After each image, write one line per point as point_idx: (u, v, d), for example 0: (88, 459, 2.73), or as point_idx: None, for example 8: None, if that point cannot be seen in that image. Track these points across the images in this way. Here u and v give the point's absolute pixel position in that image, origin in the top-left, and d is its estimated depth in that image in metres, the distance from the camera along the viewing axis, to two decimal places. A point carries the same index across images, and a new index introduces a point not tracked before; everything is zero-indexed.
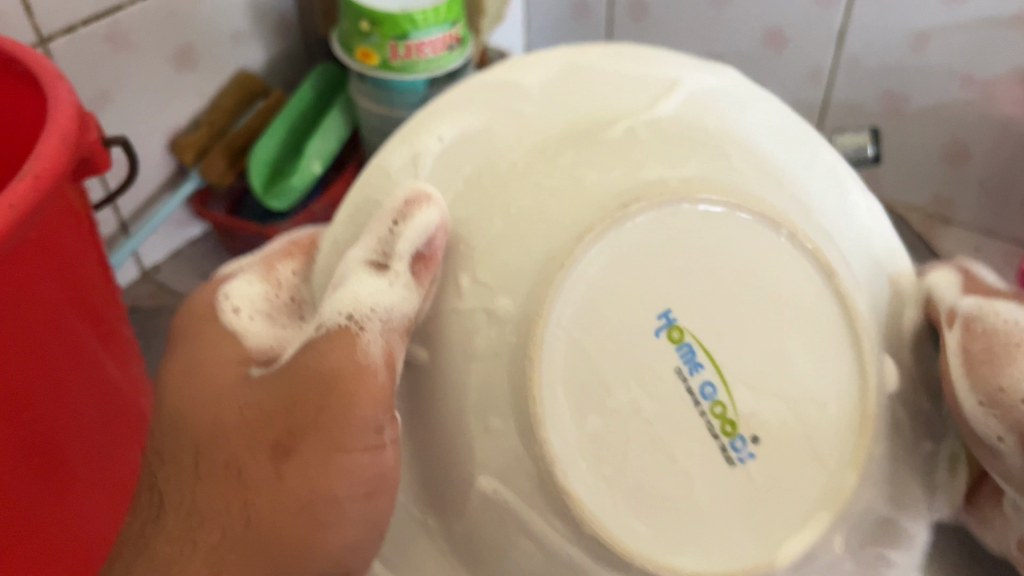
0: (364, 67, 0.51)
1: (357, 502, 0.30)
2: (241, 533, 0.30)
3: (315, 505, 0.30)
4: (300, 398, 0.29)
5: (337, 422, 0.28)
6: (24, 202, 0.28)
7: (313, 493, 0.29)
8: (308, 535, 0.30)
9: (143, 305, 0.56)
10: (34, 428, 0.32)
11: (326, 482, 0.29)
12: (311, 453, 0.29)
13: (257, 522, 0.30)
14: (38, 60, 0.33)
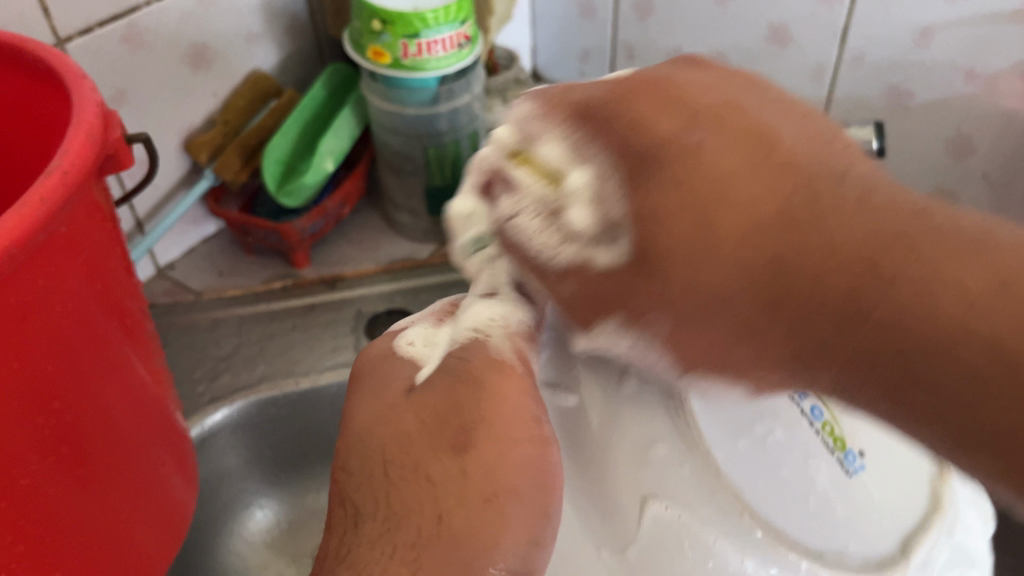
0: (376, 65, 0.52)
1: (530, 503, 0.24)
2: (432, 534, 0.24)
3: (474, 488, 0.24)
4: (465, 402, 0.26)
5: (501, 409, 0.25)
6: (53, 198, 0.29)
7: (480, 476, 0.24)
8: (489, 545, 0.23)
9: (159, 302, 0.57)
10: (62, 417, 0.33)
11: (497, 457, 0.24)
12: (488, 415, 0.25)
13: (441, 503, 0.24)
14: (64, 61, 0.34)
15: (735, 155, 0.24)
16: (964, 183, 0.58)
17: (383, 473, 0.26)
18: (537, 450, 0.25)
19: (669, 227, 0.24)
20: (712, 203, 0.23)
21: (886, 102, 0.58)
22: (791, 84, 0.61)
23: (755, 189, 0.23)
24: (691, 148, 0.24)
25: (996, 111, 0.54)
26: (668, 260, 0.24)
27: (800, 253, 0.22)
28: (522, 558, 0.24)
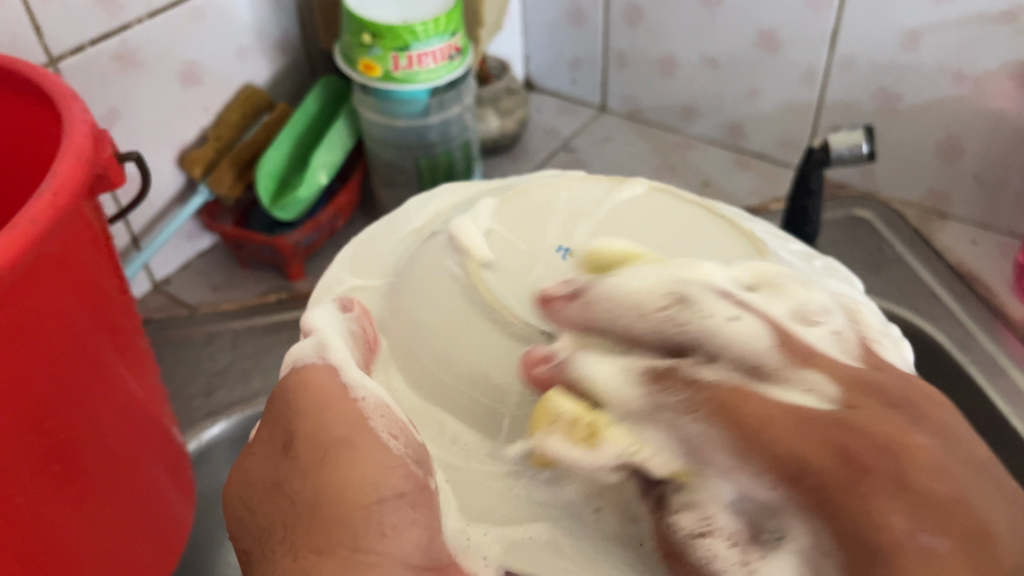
0: (367, 78, 0.52)
1: (396, 507, 0.27)
2: (306, 519, 0.27)
3: (347, 499, 0.27)
4: (296, 401, 0.30)
5: (329, 411, 0.29)
6: (43, 219, 0.30)
7: (331, 489, 0.27)
8: (354, 540, 0.26)
9: (155, 317, 0.57)
10: (56, 437, 0.33)
11: (355, 473, 0.28)
12: (336, 438, 0.29)
13: (303, 522, 0.27)
14: (54, 82, 0.34)
15: (952, 479, 0.24)
16: (956, 184, 0.58)
17: (247, 508, 0.29)
18: (389, 454, 0.28)
19: (915, 469, 0.23)
20: (893, 447, 0.24)
21: (876, 106, 0.58)
22: (782, 88, 0.61)
23: (955, 486, 0.23)
24: (929, 551, 0.22)
25: (986, 113, 0.54)
26: (926, 509, 0.23)
27: (927, 509, 0.23)
28: (397, 559, 0.26)
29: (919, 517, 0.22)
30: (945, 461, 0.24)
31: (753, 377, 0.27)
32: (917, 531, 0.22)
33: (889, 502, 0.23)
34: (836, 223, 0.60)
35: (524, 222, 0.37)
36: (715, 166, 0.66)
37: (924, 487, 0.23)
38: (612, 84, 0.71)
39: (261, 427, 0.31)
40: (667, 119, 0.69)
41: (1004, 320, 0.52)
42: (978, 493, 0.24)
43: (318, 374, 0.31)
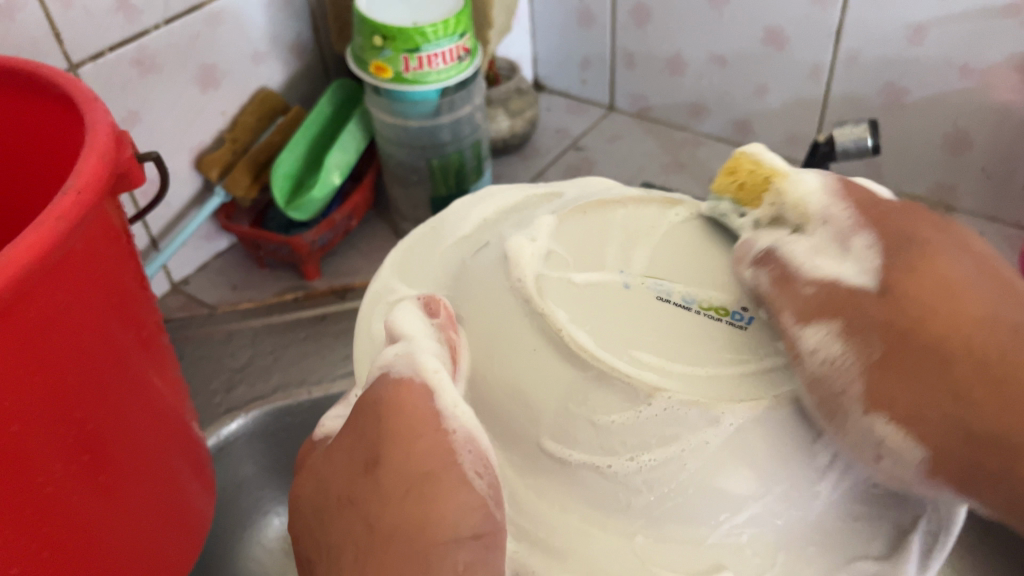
0: (379, 80, 0.53)
1: (471, 549, 0.25)
2: (367, 545, 0.26)
3: (425, 535, 0.25)
4: (368, 420, 0.28)
5: (406, 410, 0.28)
6: (69, 215, 0.31)
7: (408, 525, 0.25)
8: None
9: (175, 317, 0.58)
10: (84, 428, 0.34)
11: (436, 511, 0.25)
12: (419, 470, 0.26)
13: (369, 550, 0.25)
14: (76, 85, 0.35)
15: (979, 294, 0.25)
16: (963, 177, 0.58)
17: (320, 513, 0.28)
18: (472, 493, 0.26)
19: (916, 297, 0.25)
20: (947, 344, 0.24)
21: (882, 100, 0.58)
22: (788, 84, 0.62)
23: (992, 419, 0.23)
24: (935, 311, 0.25)
25: (991, 105, 0.54)
26: (933, 337, 0.24)
27: (991, 374, 0.23)
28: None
29: (953, 390, 0.24)
30: (959, 279, 0.25)
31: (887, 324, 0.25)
32: (873, 359, 0.25)
33: (912, 249, 0.26)
34: None
35: (585, 242, 0.33)
36: (724, 163, 0.66)
37: (967, 331, 0.24)
38: (620, 83, 0.72)
39: (343, 432, 0.29)
40: (676, 117, 0.70)
41: None
42: (995, 328, 0.24)
43: (413, 397, 0.28)
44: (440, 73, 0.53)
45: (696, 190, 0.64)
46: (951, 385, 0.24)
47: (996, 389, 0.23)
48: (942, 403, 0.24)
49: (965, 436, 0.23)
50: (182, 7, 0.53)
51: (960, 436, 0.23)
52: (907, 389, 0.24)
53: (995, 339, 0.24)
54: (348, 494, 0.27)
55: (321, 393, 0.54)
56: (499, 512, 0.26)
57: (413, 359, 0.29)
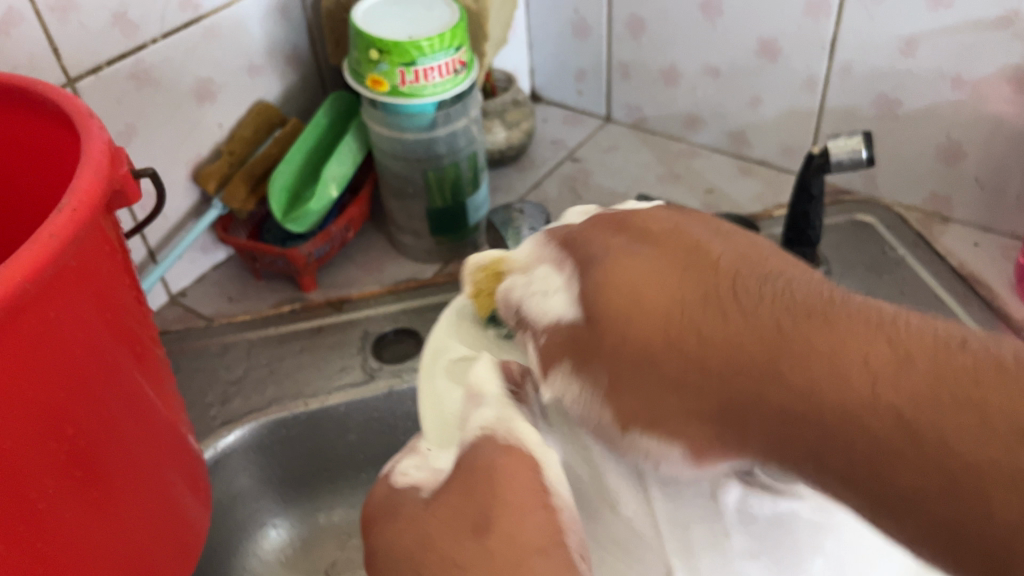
0: (375, 93, 0.53)
1: None
2: None
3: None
4: (474, 481, 0.25)
5: (508, 478, 0.25)
6: (63, 234, 0.31)
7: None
8: None
9: (172, 329, 0.58)
10: (76, 444, 0.34)
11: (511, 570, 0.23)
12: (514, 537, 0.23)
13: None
14: (72, 102, 0.36)
15: (660, 276, 0.25)
16: (957, 189, 0.58)
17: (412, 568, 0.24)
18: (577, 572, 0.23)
19: (608, 308, 0.25)
20: (632, 296, 0.25)
21: (876, 112, 0.59)
22: (783, 96, 0.62)
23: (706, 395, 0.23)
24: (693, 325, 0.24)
25: (984, 117, 0.54)
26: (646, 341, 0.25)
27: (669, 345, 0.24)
28: None
29: (672, 384, 0.24)
30: (642, 268, 0.26)
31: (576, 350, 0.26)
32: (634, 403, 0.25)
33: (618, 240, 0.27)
34: (838, 228, 0.61)
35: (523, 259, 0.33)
36: (720, 174, 0.67)
37: (646, 301, 0.25)
38: (616, 95, 0.72)
39: (455, 484, 0.26)
40: (671, 128, 0.70)
41: (1007, 321, 0.53)
42: (665, 287, 0.25)
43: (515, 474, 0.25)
44: (437, 87, 0.53)
45: (692, 201, 0.64)
46: (664, 379, 0.24)
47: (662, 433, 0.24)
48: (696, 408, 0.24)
49: (708, 413, 0.23)
50: (179, 20, 0.53)
51: (667, 307, 0.24)
52: (642, 389, 0.24)
53: (676, 300, 0.24)
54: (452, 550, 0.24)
55: (316, 405, 0.54)
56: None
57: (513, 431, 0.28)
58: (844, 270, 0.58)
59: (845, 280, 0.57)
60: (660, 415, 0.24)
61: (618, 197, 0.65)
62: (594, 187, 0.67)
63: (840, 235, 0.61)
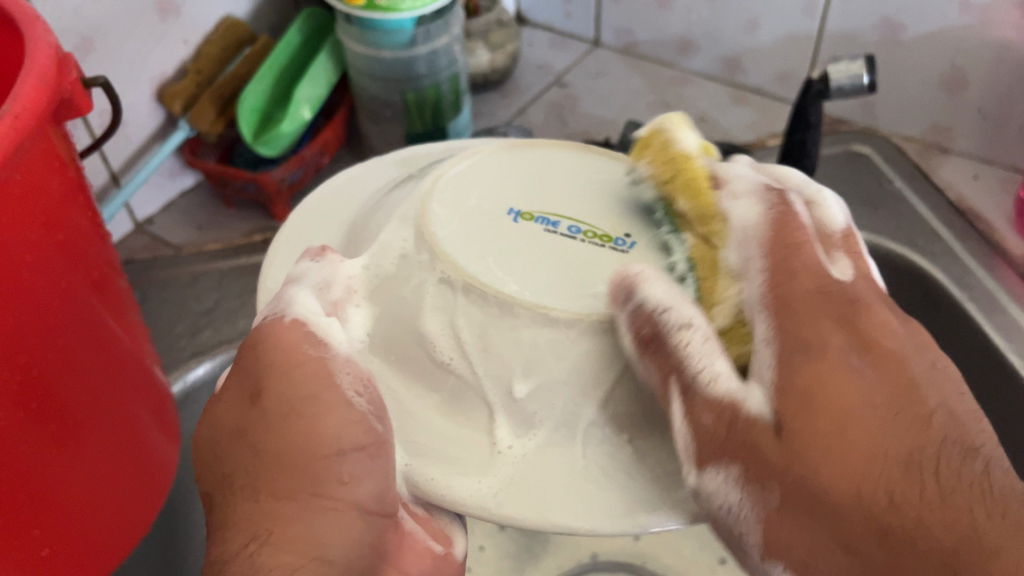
0: (350, 7, 0.50)
1: (355, 459, 0.29)
2: (252, 459, 0.29)
3: (318, 486, 0.29)
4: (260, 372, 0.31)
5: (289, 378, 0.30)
6: (5, 143, 0.28)
7: (294, 440, 0.29)
8: (313, 487, 0.29)
9: (138, 258, 0.56)
10: (28, 373, 0.32)
11: (315, 425, 0.29)
12: (308, 394, 0.30)
13: (256, 469, 0.29)
14: (14, 2, 0.32)
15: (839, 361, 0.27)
16: (958, 118, 0.56)
17: (216, 451, 0.30)
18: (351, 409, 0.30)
19: (815, 434, 0.26)
20: (914, 386, 0.27)
21: (878, 37, 0.56)
22: (780, 20, 0.59)
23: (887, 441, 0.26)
24: (893, 501, 0.25)
25: (991, 43, 0.52)
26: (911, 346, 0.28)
27: (902, 378, 0.27)
28: (355, 503, 0.29)
29: (885, 480, 0.25)
30: (867, 393, 0.26)
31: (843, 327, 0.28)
32: (827, 495, 0.25)
33: (840, 333, 0.28)
34: (834, 160, 0.59)
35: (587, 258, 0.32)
36: (713, 102, 0.64)
37: (861, 438, 0.26)
38: (606, 17, 0.69)
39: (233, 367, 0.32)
40: (663, 53, 0.67)
41: (1004, 257, 0.51)
42: (927, 377, 0.28)
43: (293, 333, 0.31)
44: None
45: None
46: (892, 407, 0.26)
47: (832, 441, 0.26)
48: (744, 467, 0.27)
49: (901, 466, 0.25)
50: None
51: (903, 461, 0.25)
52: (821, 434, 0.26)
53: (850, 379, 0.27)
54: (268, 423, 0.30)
55: None
56: (382, 426, 0.30)
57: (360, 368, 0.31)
58: None
59: None
60: (845, 426, 0.26)
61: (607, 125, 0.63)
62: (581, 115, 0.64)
63: (835, 167, 0.59)
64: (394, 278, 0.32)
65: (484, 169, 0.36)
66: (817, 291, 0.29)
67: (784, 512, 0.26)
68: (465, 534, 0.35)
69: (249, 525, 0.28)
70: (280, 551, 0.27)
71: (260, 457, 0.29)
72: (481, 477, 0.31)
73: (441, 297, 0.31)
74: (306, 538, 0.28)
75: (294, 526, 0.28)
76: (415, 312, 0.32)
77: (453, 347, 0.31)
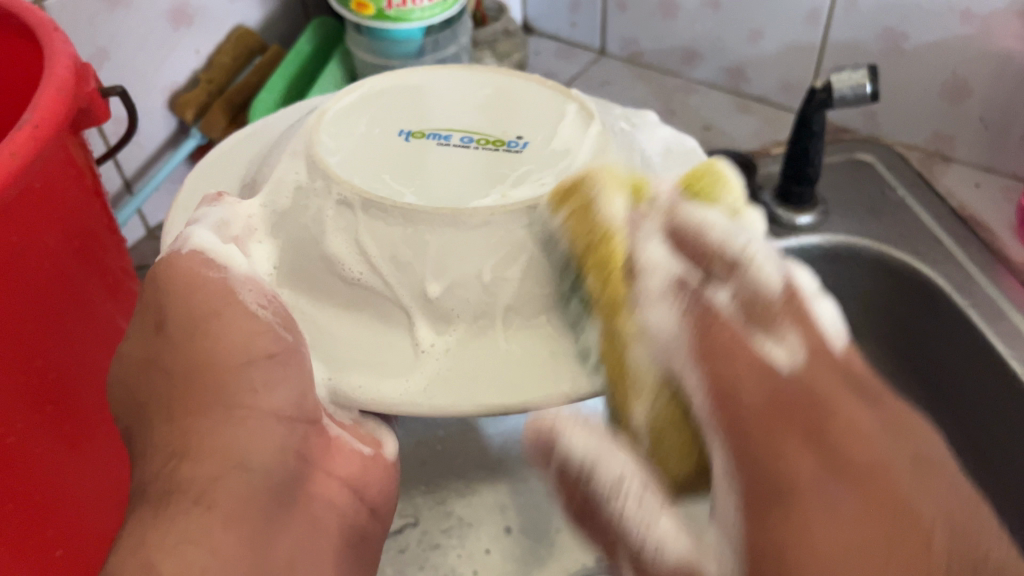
0: (360, 17, 0.51)
1: (265, 366, 0.33)
2: (172, 382, 0.33)
3: (236, 397, 0.33)
4: (181, 296, 0.33)
5: (217, 318, 0.33)
6: (25, 152, 0.29)
7: (200, 364, 0.33)
8: (231, 400, 0.32)
9: (150, 264, 0.57)
10: (45, 377, 0.32)
11: (227, 339, 0.33)
12: (210, 308, 0.33)
13: (176, 395, 0.33)
14: (35, 14, 0.33)
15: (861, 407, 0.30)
16: (960, 127, 0.57)
17: (128, 373, 0.34)
18: (258, 321, 0.33)
19: (839, 434, 0.29)
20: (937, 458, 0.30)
21: (880, 47, 0.57)
22: (784, 30, 0.60)
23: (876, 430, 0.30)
24: (831, 495, 0.28)
25: (992, 53, 0.53)
26: (907, 435, 0.30)
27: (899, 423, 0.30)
28: (272, 411, 0.33)
29: (824, 471, 0.28)
30: (870, 429, 0.29)
31: (843, 381, 0.31)
32: (827, 480, 0.28)
33: (865, 404, 0.30)
34: (838, 168, 0.59)
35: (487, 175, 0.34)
36: (717, 111, 0.65)
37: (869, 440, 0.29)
38: (611, 27, 0.69)
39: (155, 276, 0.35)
40: (667, 62, 0.68)
41: (1006, 265, 0.52)
42: (916, 481, 0.29)
43: (192, 261, 0.33)
44: (424, 7, 0.50)
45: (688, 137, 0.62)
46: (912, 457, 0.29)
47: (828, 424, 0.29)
48: (722, 420, 0.30)
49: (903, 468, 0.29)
50: None
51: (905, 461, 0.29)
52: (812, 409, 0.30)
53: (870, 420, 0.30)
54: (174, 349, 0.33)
55: None
56: (290, 336, 0.32)
57: (260, 285, 0.34)
58: (842, 210, 0.56)
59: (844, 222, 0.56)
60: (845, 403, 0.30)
61: None
62: None
63: (839, 175, 0.59)
64: (292, 209, 0.34)
65: (384, 93, 0.39)
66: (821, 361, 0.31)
67: (747, 507, 0.29)
68: (396, 438, 0.39)
69: (172, 440, 0.32)
70: (192, 465, 0.31)
71: (180, 387, 0.33)
72: (408, 376, 0.32)
73: (342, 220, 0.33)
74: (223, 446, 0.32)
75: (210, 435, 0.32)
76: (319, 235, 0.33)
77: (361, 262, 0.33)
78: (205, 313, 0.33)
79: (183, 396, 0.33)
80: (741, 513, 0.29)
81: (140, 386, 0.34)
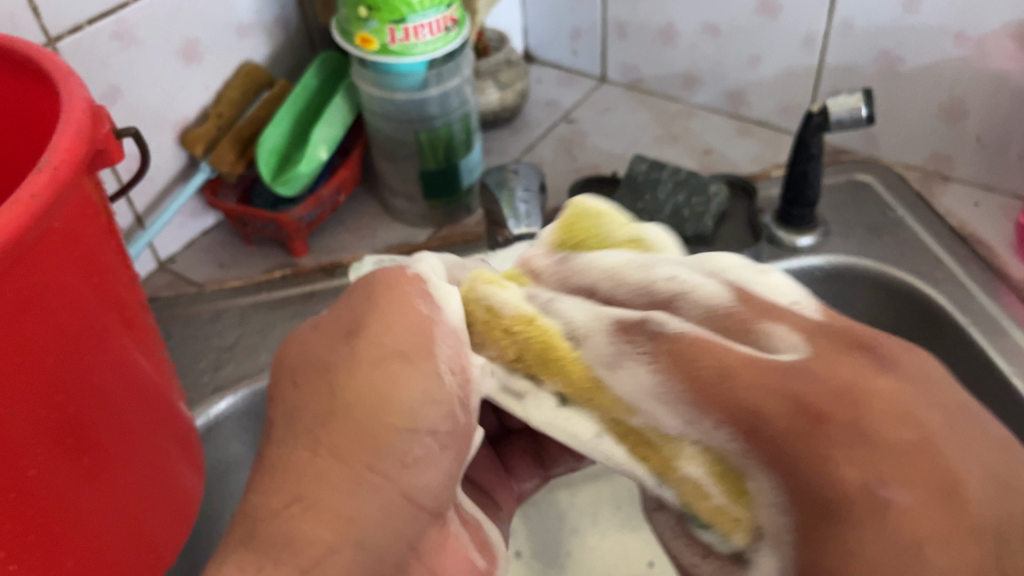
0: (364, 52, 0.52)
1: (433, 442, 0.26)
2: (330, 411, 0.26)
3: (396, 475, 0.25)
4: (374, 320, 0.28)
5: (390, 370, 0.26)
6: (45, 194, 0.30)
7: (371, 400, 0.26)
8: (372, 460, 0.25)
9: (162, 295, 0.57)
10: (67, 411, 0.33)
11: (400, 391, 0.26)
12: (395, 350, 0.27)
13: (329, 421, 0.26)
14: (53, 59, 0.35)
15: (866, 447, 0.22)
16: (959, 147, 0.58)
17: (296, 384, 0.28)
18: (439, 383, 0.26)
19: (877, 415, 0.23)
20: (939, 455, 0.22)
21: (878, 69, 0.57)
22: (782, 55, 0.61)
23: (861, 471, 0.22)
24: (885, 503, 0.22)
25: (988, 74, 0.53)
26: (906, 474, 0.22)
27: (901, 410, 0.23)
28: (406, 492, 0.25)
29: (879, 470, 0.22)
30: (910, 407, 0.23)
31: (856, 358, 0.24)
32: (878, 485, 0.22)
33: (843, 447, 0.22)
34: (838, 189, 0.60)
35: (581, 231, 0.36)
36: (718, 135, 0.66)
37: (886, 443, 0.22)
38: (612, 54, 0.71)
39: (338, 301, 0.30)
40: (668, 88, 0.69)
41: (1007, 282, 0.52)
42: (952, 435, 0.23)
43: (412, 286, 0.29)
44: (427, 40, 0.52)
45: (690, 161, 0.63)
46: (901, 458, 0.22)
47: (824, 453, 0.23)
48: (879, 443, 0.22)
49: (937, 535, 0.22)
50: None
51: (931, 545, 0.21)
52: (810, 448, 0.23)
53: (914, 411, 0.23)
54: (383, 399, 0.26)
55: None
56: (464, 415, 0.27)
57: (463, 347, 0.28)
58: (844, 231, 0.57)
59: (846, 242, 0.56)
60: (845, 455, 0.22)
61: (616, 158, 0.64)
62: (590, 149, 0.66)
63: (840, 196, 0.60)
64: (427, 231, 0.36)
65: None
66: (798, 415, 0.23)
67: (796, 514, 0.24)
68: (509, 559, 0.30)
69: (298, 485, 0.25)
70: (314, 521, 0.24)
71: (336, 414, 0.26)
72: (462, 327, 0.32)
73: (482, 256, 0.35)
74: (335, 508, 0.25)
75: (339, 496, 0.25)
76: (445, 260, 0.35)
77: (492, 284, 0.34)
78: (379, 357, 0.26)
79: (324, 436, 0.26)
80: (790, 521, 0.24)
81: (337, 443, 0.26)
